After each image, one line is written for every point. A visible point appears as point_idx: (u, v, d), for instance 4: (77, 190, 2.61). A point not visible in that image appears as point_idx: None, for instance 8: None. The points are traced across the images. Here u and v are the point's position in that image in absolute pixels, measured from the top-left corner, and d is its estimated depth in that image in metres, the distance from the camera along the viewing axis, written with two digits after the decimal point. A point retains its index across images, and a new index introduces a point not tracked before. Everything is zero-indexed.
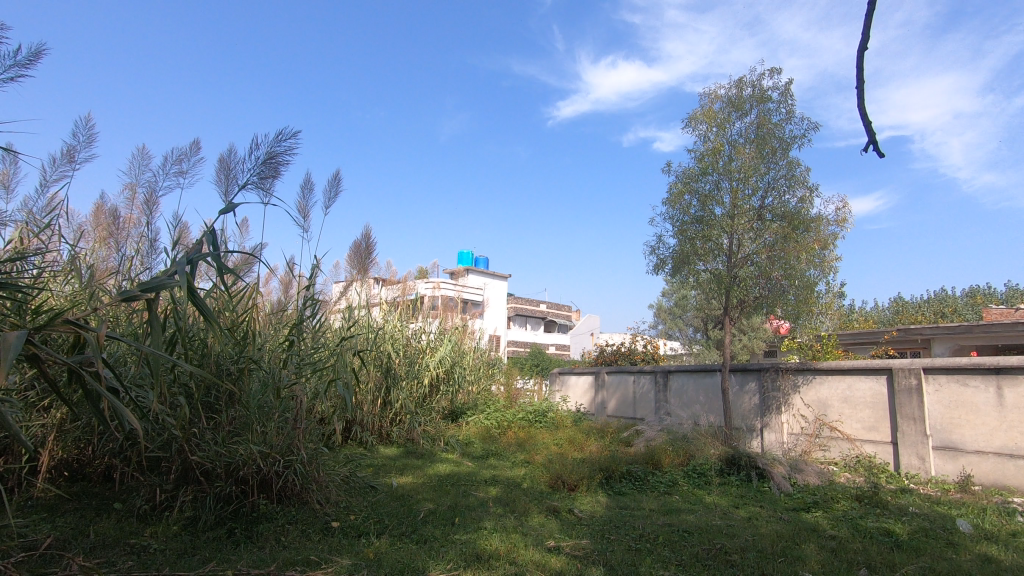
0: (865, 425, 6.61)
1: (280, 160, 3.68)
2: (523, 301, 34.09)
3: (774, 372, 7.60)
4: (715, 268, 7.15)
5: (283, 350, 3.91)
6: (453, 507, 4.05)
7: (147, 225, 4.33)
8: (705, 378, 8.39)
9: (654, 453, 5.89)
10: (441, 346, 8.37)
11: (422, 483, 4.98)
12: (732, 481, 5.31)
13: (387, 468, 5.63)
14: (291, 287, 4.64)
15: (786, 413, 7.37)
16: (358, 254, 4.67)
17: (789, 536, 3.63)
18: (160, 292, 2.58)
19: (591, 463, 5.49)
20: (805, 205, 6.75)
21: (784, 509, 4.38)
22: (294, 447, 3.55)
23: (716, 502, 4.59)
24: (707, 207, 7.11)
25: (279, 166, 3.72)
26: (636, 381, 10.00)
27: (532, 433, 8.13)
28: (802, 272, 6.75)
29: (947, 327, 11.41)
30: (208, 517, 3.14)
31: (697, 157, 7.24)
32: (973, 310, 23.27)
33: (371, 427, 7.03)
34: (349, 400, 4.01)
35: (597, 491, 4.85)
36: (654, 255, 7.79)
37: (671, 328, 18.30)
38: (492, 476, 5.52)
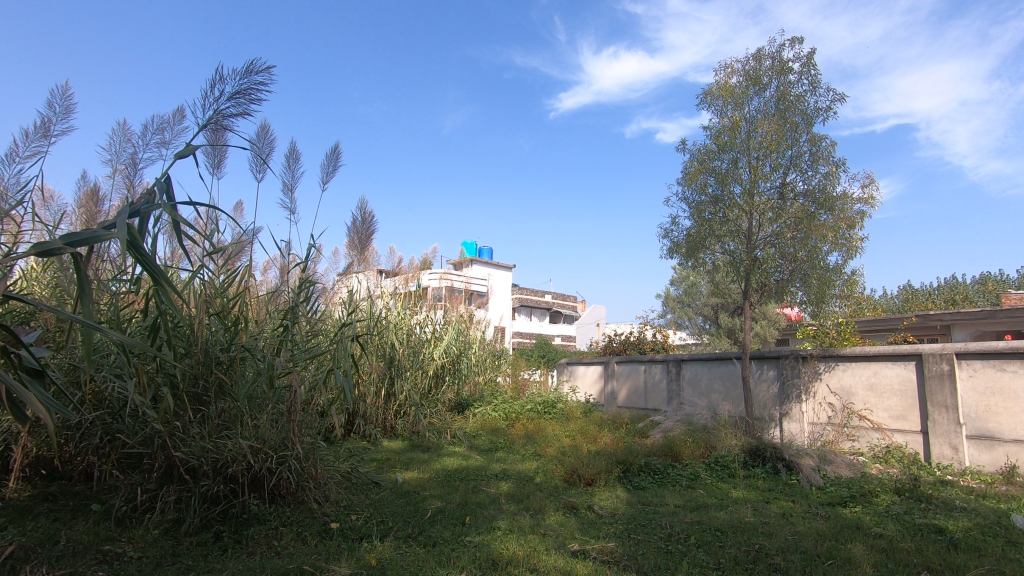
0: (893, 414, 6.28)
1: (250, 92, 3.33)
2: (528, 292, 33.76)
3: (795, 359, 7.26)
4: (733, 251, 6.80)
5: (277, 336, 3.61)
6: (463, 506, 3.75)
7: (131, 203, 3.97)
8: (721, 367, 8.05)
9: (673, 445, 5.57)
10: (447, 335, 8.05)
11: (429, 479, 4.67)
12: (758, 474, 5.00)
13: (392, 462, 5.34)
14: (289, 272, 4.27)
15: (809, 402, 7.03)
16: (356, 233, 4.34)
17: (832, 534, 3.32)
18: (89, 246, 2.20)
19: (607, 456, 5.18)
20: (830, 182, 6.38)
21: (818, 504, 4.08)
22: (288, 441, 3.19)
23: (744, 498, 4.28)
24: (725, 186, 6.75)
25: (250, 100, 3.37)
26: (648, 371, 9.68)
27: (541, 425, 7.82)
28: (825, 253, 6.39)
29: (968, 312, 11.06)
30: (192, 519, 2.80)
31: (714, 134, 6.88)
32: (987, 298, 22.86)
33: (375, 420, 6.74)
34: (350, 389, 3.67)
35: (615, 485, 4.54)
36: (668, 239, 7.44)
37: (679, 317, 17.93)
38: (503, 470, 5.20)
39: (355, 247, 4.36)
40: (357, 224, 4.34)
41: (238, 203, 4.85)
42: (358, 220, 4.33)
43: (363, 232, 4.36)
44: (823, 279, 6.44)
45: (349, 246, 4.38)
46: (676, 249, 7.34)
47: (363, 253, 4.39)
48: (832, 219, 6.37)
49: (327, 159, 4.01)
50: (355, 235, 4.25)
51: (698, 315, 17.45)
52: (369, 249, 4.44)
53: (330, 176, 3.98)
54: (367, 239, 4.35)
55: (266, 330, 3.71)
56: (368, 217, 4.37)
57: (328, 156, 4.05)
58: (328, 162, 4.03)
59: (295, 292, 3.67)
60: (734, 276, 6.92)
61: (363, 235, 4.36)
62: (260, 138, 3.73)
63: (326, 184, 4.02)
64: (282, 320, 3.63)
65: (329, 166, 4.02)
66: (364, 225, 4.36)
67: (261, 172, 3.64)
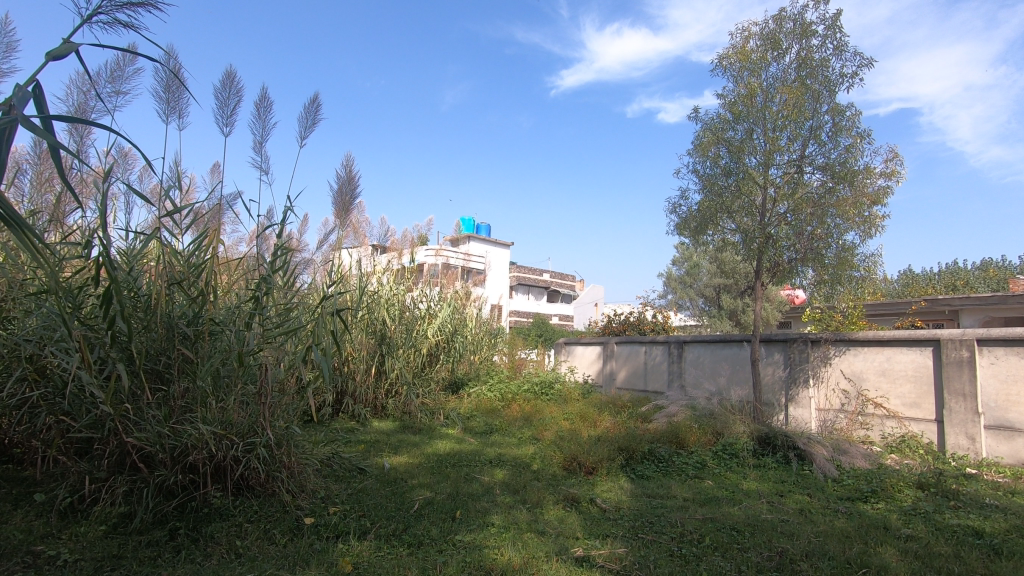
0: (906, 401, 5.99)
1: None
2: (526, 271, 33.35)
3: (803, 342, 6.94)
4: (745, 227, 6.41)
5: (248, 309, 3.26)
6: (454, 497, 3.42)
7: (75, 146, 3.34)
8: (725, 349, 7.74)
9: (679, 431, 5.26)
10: (441, 312, 7.69)
11: (419, 464, 4.34)
12: (769, 464, 4.72)
13: (380, 445, 5.04)
14: (266, 242, 3.87)
15: (818, 387, 6.71)
16: (339, 194, 3.95)
17: (858, 535, 3.02)
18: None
19: (608, 442, 4.87)
20: (851, 155, 5.96)
21: (837, 499, 3.80)
22: (258, 426, 2.81)
23: (758, 491, 3.99)
24: (739, 158, 6.33)
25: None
26: (648, 352, 9.37)
27: (539, 407, 7.52)
28: (842, 231, 6.02)
29: (979, 297, 10.71)
30: (144, 515, 2.45)
31: (730, 102, 6.44)
32: (987, 284, 22.64)
33: (365, 399, 6.45)
34: (325, 370, 3.24)
35: (619, 475, 4.24)
36: (675, 214, 7.07)
37: (680, 298, 17.56)
38: (497, 456, 4.88)
39: (338, 210, 3.97)
40: (339, 184, 3.95)
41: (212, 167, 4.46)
42: (339, 180, 3.92)
43: (347, 193, 3.97)
44: (838, 259, 6.07)
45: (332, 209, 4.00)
46: (684, 225, 6.95)
47: (346, 216, 3.99)
48: (853, 194, 5.97)
49: (306, 112, 3.72)
50: (337, 194, 3.85)
51: (699, 296, 17.11)
52: (354, 212, 4.04)
53: (308, 130, 3.64)
54: (351, 200, 3.96)
55: (237, 302, 3.35)
56: (352, 177, 3.97)
57: (309, 110, 3.75)
58: (308, 113, 3.73)
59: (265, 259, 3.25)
60: (744, 254, 6.55)
61: (347, 196, 3.97)
62: (227, 88, 3.48)
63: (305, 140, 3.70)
64: (254, 291, 3.27)
65: (308, 118, 3.71)
66: (348, 185, 3.96)
67: (229, 126, 3.41)
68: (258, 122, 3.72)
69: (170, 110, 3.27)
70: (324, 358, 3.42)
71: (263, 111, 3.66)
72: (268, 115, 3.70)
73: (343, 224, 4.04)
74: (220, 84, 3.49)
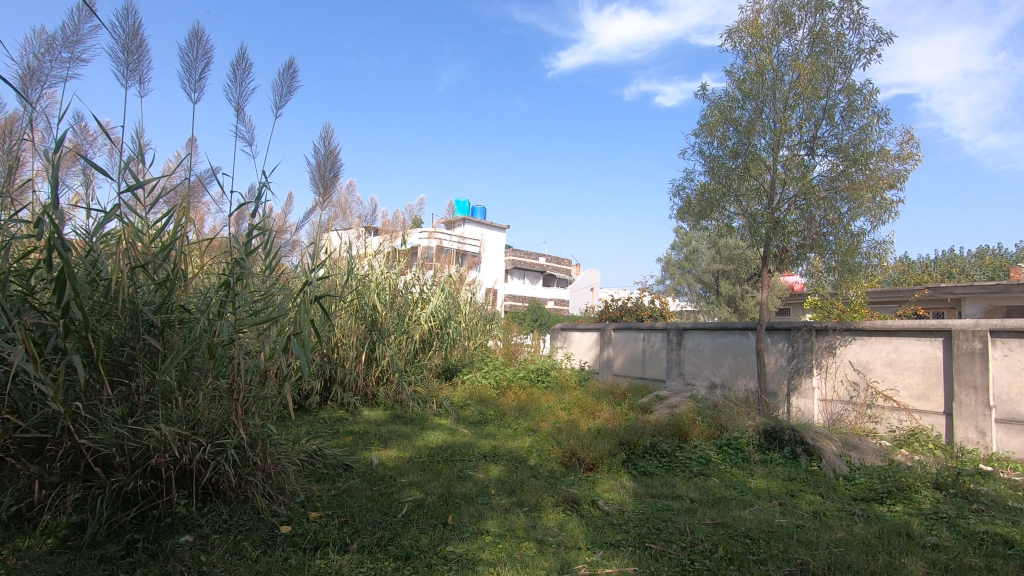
0: (914, 393, 5.78)
1: None
2: (522, 255, 33.05)
3: (806, 332, 6.69)
4: (752, 212, 6.14)
5: (220, 296, 2.97)
6: (445, 498, 3.18)
7: (25, 112, 3.05)
8: (726, 337, 7.53)
9: (681, 424, 5.04)
10: (434, 297, 7.41)
11: (409, 459, 4.10)
12: (776, 459, 4.52)
13: (369, 437, 4.80)
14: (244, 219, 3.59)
15: (821, 378, 6.51)
16: (318, 168, 3.64)
17: (880, 543, 2.81)
18: None
19: (608, 436, 4.66)
20: (865, 137, 5.68)
21: (850, 500, 3.59)
22: (229, 425, 2.54)
23: (767, 489, 3.79)
24: (747, 138, 6.03)
25: None
26: (646, 339, 9.16)
27: (535, 395, 7.30)
28: (852, 216, 5.76)
29: (982, 285, 10.51)
30: (98, 527, 2.19)
31: (739, 80, 6.13)
32: (983, 272, 22.56)
33: (355, 387, 6.23)
34: (305, 363, 2.91)
35: (620, 472, 4.02)
36: (677, 197, 6.80)
37: (679, 284, 17.33)
38: (492, 449, 4.66)
39: (317, 186, 3.67)
40: (318, 158, 3.64)
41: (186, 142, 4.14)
42: (318, 152, 3.62)
43: (328, 167, 3.68)
44: (846, 246, 5.81)
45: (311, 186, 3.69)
46: (688, 209, 6.68)
47: (327, 193, 3.68)
48: (866, 178, 5.68)
49: (281, 79, 3.62)
50: (315, 168, 3.53)
51: (698, 282, 16.87)
52: (335, 189, 3.74)
53: (285, 96, 3.55)
54: (332, 176, 3.66)
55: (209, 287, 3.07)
56: (332, 152, 3.66)
57: (284, 78, 3.66)
58: (283, 80, 3.63)
59: (232, 240, 2.92)
60: (749, 240, 6.30)
61: (328, 172, 3.67)
62: (194, 49, 3.32)
63: (281, 108, 3.58)
64: (227, 275, 2.98)
65: (285, 85, 3.63)
66: (328, 159, 3.66)
67: (198, 93, 3.27)
68: (234, 86, 3.41)
69: (129, 74, 3.06)
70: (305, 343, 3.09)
71: (240, 73, 3.35)
72: (247, 78, 3.39)
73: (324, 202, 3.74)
74: (186, 44, 3.32)
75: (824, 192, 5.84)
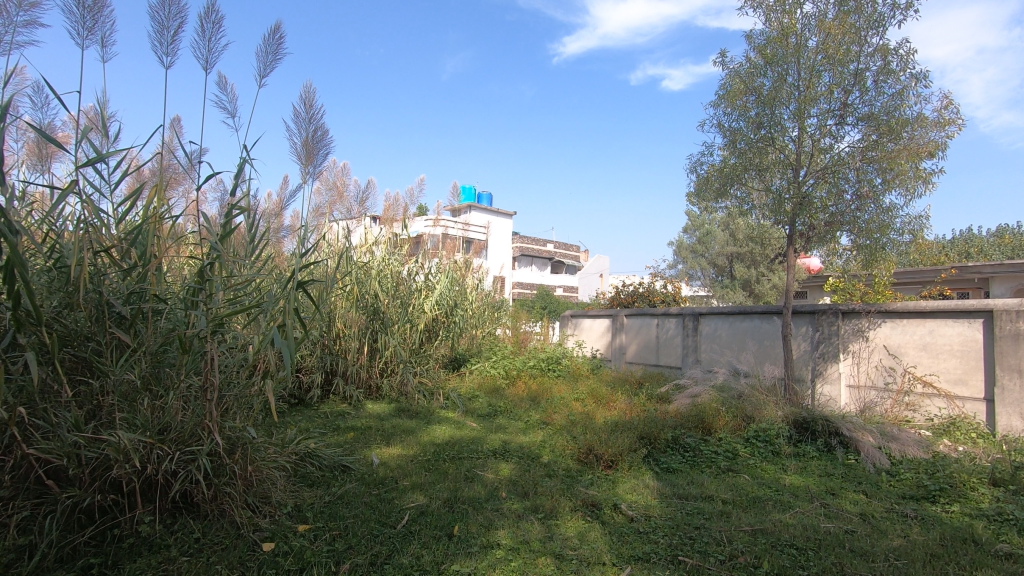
0: (951, 378, 5.38)
1: None
2: (530, 242, 32.66)
3: (832, 314, 6.31)
4: (776, 188, 5.75)
5: (196, 283, 2.65)
6: (451, 504, 2.87)
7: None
8: (745, 322, 7.16)
9: (704, 415, 4.71)
10: (439, 284, 7.08)
11: (413, 458, 3.79)
12: (809, 453, 4.18)
13: (371, 433, 4.51)
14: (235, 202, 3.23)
15: (848, 363, 6.13)
16: (301, 137, 3.36)
17: (946, 552, 2.48)
18: None
19: (626, 430, 4.35)
20: (900, 103, 5.23)
21: (899, 500, 3.25)
22: (203, 430, 2.23)
23: (804, 487, 3.46)
24: (770, 108, 5.62)
25: None
26: (660, 325, 8.81)
27: (546, 385, 6.98)
28: (885, 191, 5.34)
29: (1013, 264, 10.00)
30: (48, 552, 1.88)
31: (760, 46, 5.69)
32: (1002, 252, 21.91)
33: (358, 379, 5.95)
34: (288, 356, 2.51)
35: (641, 469, 3.70)
36: (694, 174, 6.42)
37: (691, 268, 16.88)
38: (502, 445, 4.34)
39: (302, 159, 3.40)
40: (299, 125, 3.35)
41: (179, 116, 3.85)
42: (301, 121, 3.33)
43: (313, 138, 3.40)
44: (877, 223, 5.41)
45: (293, 157, 3.42)
46: (705, 186, 6.30)
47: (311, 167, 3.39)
48: (901, 147, 5.24)
49: (266, 43, 3.25)
50: (298, 137, 3.22)
51: (712, 265, 16.41)
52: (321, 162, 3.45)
53: (268, 61, 3.17)
54: (317, 146, 3.38)
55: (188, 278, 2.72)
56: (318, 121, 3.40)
57: (268, 42, 3.29)
58: (267, 45, 3.24)
59: (203, 218, 2.55)
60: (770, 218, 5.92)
61: (312, 142, 3.39)
62: (164, 7, 2.99)
63: (266, 75, 3.18)
64: (202, 260, 2.66)
65: (269, 51, 3.25)
66: (312, 129, 3.38)
67: (172, 56, 2.92)
68: (205, 43, 3.13)
69: (88, 33, 2.73)
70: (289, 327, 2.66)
71: (210, 28, 3.05)
72: (216, 33, 3.11)
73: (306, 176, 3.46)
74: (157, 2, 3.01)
75: (854, 165, 5.43)
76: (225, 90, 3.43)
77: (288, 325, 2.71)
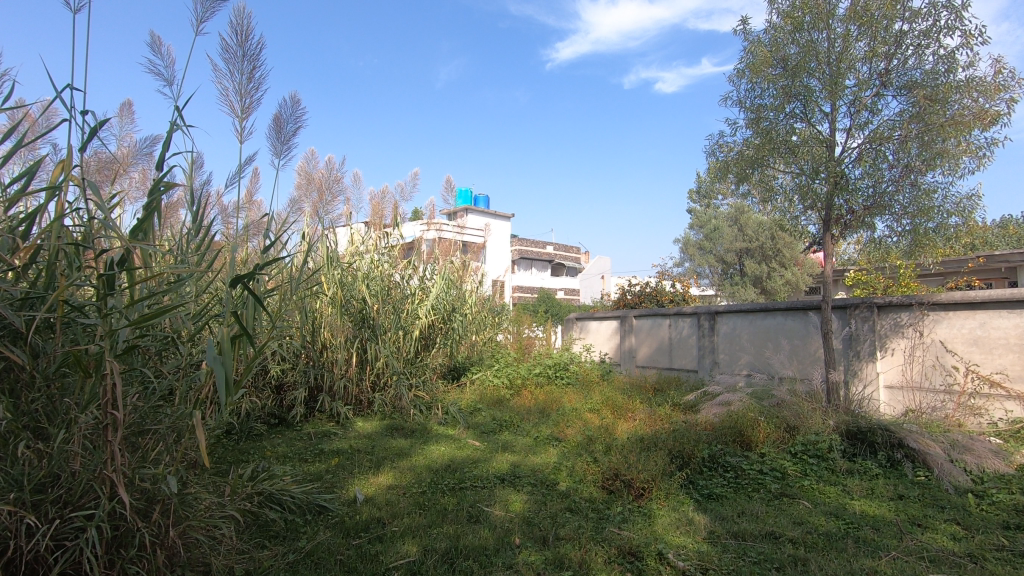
0: (1011, 377, 4.76)
1: None
2: (529, 245, 32.09)
3: (865, 309, 5.68)
4: (800, 172, 5.21)
5: (95, 304, 1.86)
6: (449, 560, 2.24)
7: None
8: (767, 320, 6.59)
9: (742, 427, 4.09)
10: (433, 287, 6.47)
11: (404, 491, 3.17)
12: (870, 469, 3.57)
13: (358, 458, 3.90)
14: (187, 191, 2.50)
15: (885, 362, 5.52)
16: (234, 83, 2.66)
17: None
18: None
19: (655, 447, 3.74)
20: (945, 69, 4.65)
21: (1006, 532, 2.63)
22: (100, 485, 1.63)
23: (881, 516, 2.85)
24: (798, 79, 5.02)
25: None
26: (672, 326, 8.21)
27: (554, 394, 6.36)
28: (930, 167, 4.73)
29: None
30: None
31: (785, 11, 5.09)
32: (1011, 243, 21.41)
33: (346, 395, 5.35)
34: (219, 378, 1.77)
35: (680, 498, 3.09)
36: (712, 158, 5.85)
37: (699, 266, 16.29)
38: (510, 468, 3.72)
39: (274, 141, 3.17)
40: (230, 65, 2.66)
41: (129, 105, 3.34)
42: (234, 59, 2.66)
43: (287, 116, 3.11)
44: (919, 205, 4.82)
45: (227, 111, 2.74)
46: (725, 171, 5.71)
47: (284, 150, 3.16)
48: (948, 119, 4.63)
49: None
50: (246, 89, 2.65)
51: (719, 262, 15.77)
52: (293, 138, 3.17)
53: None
54: (287, 121, 3.09)
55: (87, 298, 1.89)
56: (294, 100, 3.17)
57: None
58: None
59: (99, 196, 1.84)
60: (800, 203, 5.33)
61: (247, 86, 2.67)
62: None
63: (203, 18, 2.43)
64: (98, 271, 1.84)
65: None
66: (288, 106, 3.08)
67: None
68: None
69: None
70: (222, 337, 1.92)
71: None
72: None
73: (242, 135, 2.74)
74: None
75: (894, 141, 4.84)
76: (160, 52, 2.79)
77: (226, 338, 1.95)
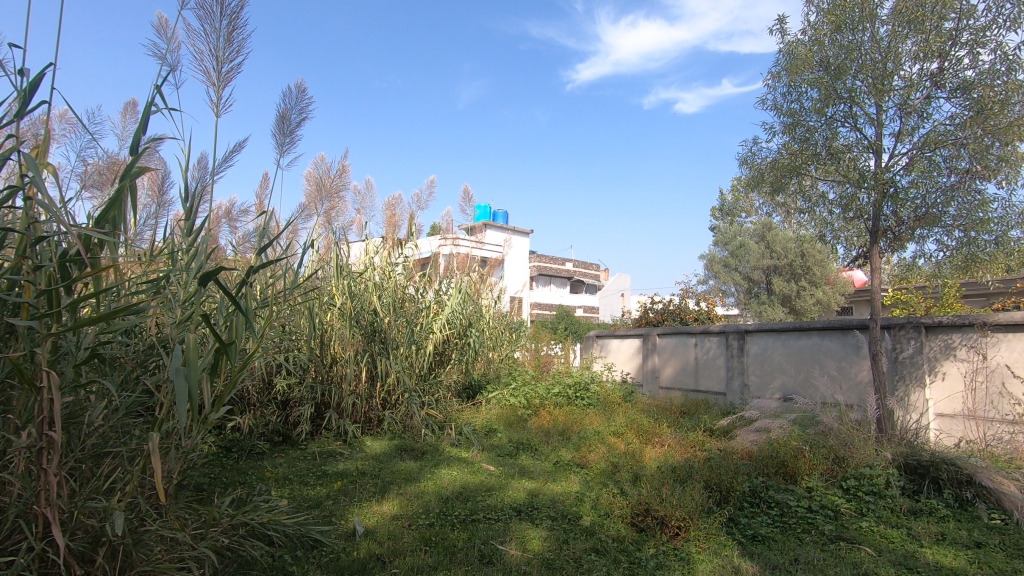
0: None
1: None
2: (548, 262, 31.79)
3: (912, 330, 5.21)
4: (843, 181, 4.85)
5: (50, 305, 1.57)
6: None
7: None
8: (804, 340, 6.16)
9: (785, 456, 3.69)
10: (447, 301, 6.18)
11: (409, 522, 2.83)
12: (937, 509, 3.14)
13: (361, 482, 3.58)
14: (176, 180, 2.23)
15: (938, 388, 5.05)
16: (209, 44, 2.45)
17: None
18: None
19: (689, 478, 3.36)
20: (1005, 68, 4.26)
21: None
22: (33, 523, 1.39)
23: (960, 569, 2.44)
24: (840, 81, 4.69)
25: None
26: (699, 345, 7.78)
27: (575, 415, 5.99)
28: (991, 175, 4.32)
29: None
30: None
31: (826, 10, 4.78)
32: None
33: (355, 412, 5.06)
34: (181, 396, 1.48)
35: (721, 539, 2.71)
36: (745, 167, 5.51)
37: (723, 284, 15.79)
38: (527, 498, 3.36)
39: (278, 133, 2.96)
40: (206, 23, 2.45)
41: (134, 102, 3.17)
42: (212, 17, 2.43)
43: (293, 108, 2.91)
44: (977, 216, 4.41)
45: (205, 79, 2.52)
46: (759, 181, 5.36)
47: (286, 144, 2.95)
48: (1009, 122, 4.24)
49: None
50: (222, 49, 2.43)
51: (745, 280, 15.25)
52: (296, 130, 2.96)
53: None
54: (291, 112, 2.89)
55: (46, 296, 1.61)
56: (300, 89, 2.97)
57: None
58: None
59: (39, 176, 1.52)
60: (843, 214, 4.95)
61: (223, 48, 2.45)
62: None
63: None
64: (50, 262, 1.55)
65: None
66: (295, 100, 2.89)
67: None
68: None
69: None
70: (194, 347, 1.63)
71: None
72: None
73: (218, 107, 2.52)
74: None
75: (948, 147, 4.45)
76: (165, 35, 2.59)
77: (196, 347, 1.66)
